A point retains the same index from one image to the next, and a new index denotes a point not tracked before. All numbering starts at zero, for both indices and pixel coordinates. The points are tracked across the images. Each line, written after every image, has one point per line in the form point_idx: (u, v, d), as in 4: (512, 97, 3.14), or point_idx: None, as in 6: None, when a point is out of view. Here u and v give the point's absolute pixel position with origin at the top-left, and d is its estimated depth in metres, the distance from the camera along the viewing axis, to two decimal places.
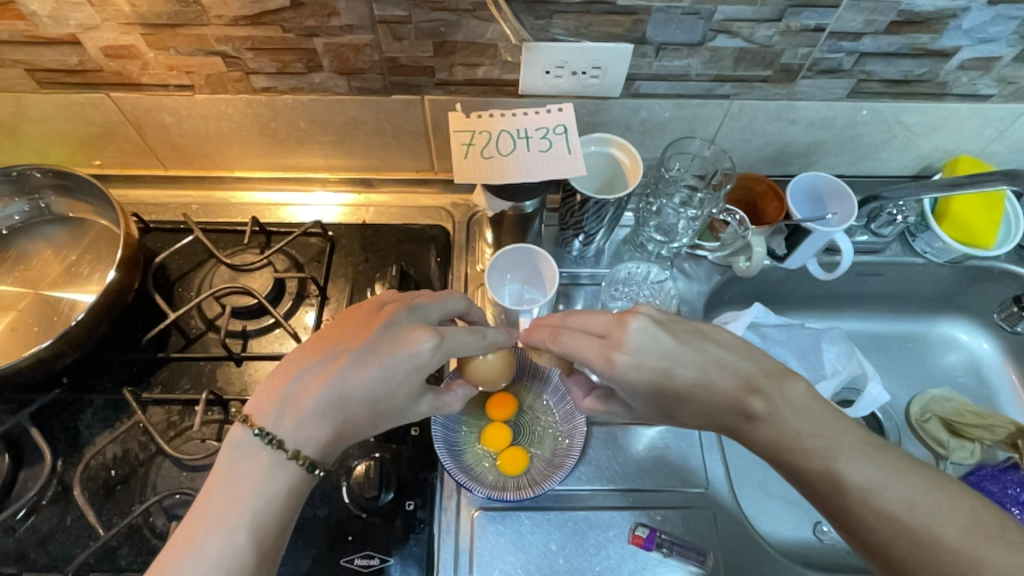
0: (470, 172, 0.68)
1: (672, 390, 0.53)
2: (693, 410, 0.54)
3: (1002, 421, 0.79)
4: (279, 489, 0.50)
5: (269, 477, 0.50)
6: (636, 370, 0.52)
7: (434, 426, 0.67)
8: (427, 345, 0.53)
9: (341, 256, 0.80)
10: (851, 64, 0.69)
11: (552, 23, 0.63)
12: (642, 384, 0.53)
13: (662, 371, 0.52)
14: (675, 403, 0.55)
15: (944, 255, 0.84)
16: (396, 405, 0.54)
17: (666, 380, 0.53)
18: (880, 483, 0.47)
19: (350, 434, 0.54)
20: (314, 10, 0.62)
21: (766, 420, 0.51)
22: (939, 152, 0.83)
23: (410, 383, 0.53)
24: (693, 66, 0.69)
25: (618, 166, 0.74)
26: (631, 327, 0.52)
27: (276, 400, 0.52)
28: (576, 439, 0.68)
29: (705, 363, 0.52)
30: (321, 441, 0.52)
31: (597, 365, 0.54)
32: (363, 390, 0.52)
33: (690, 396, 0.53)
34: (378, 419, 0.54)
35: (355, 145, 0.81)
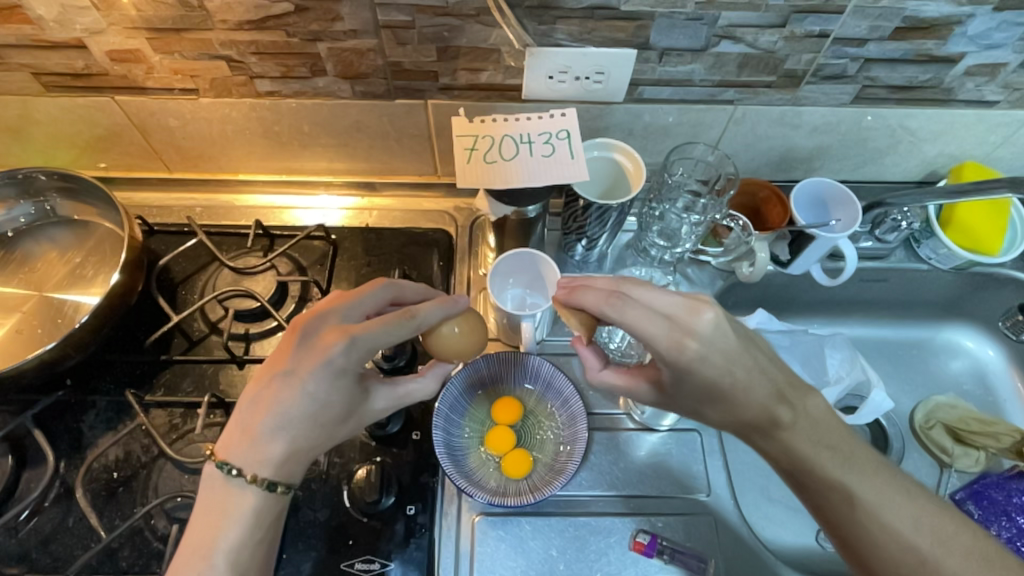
0: (473, 176, 0.68)
1: (722, 386, 0.52)
2: (739, 406, 0.53)
3: (1008, 429, 0.79)
4: (253, 515, 0.53)
5: (239, 503, 0.52)
6: (701, 361, 0.50)
7: (435, 430, 0.67)
8: (340, 349, 0.51)
9: (344, 259, 0.80)
10: (855, 70, 0.69)
11: (555, 28, 0.63)
12: (696, 379, 0.52)
13: (719, 368, 0.51)
14: (710, 398, 0.54)
15: (949, 262, 0.83)
16: (338, 410, 0.53)
17: (717, 376, 0.51)
18: (886, 501, 0.51)
19: (309, 446, 0.54)
20: (319, 15, 0.62)
21: (791, 429, 0.52)
22: (944, 158, 0.83)
23: (339, 389, 0.52)
24: (696, 72, 0.68)
25: (620, 171, 0.74)
26: (700, 322, 0.50)
27: (233, 433, 0.53)
28: (577, 445, 0.68)
29: (750, 362, 0.51)
30: (282, 463, 0.53)
31: (661, 350, 0.51)
32: (297, 408, 0.52)
33: (737, 396, 0.52)
34: (329, 427, 0.54)
35: (359, 148, 0.81)
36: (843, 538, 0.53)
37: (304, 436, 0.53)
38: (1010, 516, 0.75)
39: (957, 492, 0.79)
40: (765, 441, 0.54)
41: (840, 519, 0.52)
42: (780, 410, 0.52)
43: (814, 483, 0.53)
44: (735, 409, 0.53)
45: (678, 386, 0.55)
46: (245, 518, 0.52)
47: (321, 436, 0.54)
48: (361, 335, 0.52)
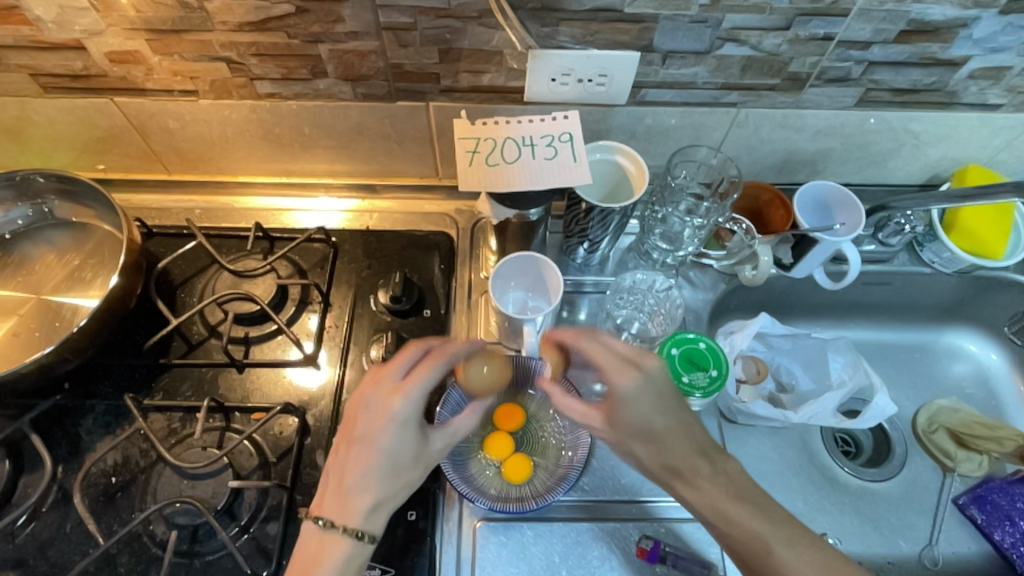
0: (475, 180, 0.67)
1: (652, 428, 0.57)
2: (663, 450, 0.58)
3: (1011, 433, 0.81)
4: (348, 556, 0.54)
5: (333, 547, 0.53)
6: (640, 393, 0.56)
7: None
8: (403, 404, 0.55)
9: (344, 262, 0.80)
10: (859, 73, 0.68)
11: (559, 31, 0.63)
12: (627, 419, 0.57)
13: (643, 414, 0.57)
14: (641, 443, 0.58)
15: (952, 265, 0.83)
16: (409, 457, 0.56)
17: (646, 422, 0.57)
18: (798, 556, 0.53)
19: (391, 499, 0.56)
20: (320, 16, 0.61)
21: (709, 481, 0.57)
22: (947, 161, 0.82)
23: (408, 439, 0.55)
24: (700, 74, 0.68)
25: (623, 173, 0.74)
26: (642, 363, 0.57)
27: (324, 494, 0.56)
28: (580, 451, 0.67)
29: (660, 413, 0.57)
30: (370, 518, 0.55)
31: (612, 377, 0.56)
32: (368, 463, 0.54)
33: (664, 443, 0.57)
34: (406, 475, 0.56)
35: (359, 150, 0.81)
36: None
37: (383, 489, 0.55)
38: (1013, 521, 0.77)
39: (960, 497, 0.82)
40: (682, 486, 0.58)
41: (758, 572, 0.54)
42: (693, 461, 0.57)
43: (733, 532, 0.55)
44: (648, 454, 0.58)
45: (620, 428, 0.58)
46: (343, 562, 0.53)
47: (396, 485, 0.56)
48: (418, 385, 0.55)
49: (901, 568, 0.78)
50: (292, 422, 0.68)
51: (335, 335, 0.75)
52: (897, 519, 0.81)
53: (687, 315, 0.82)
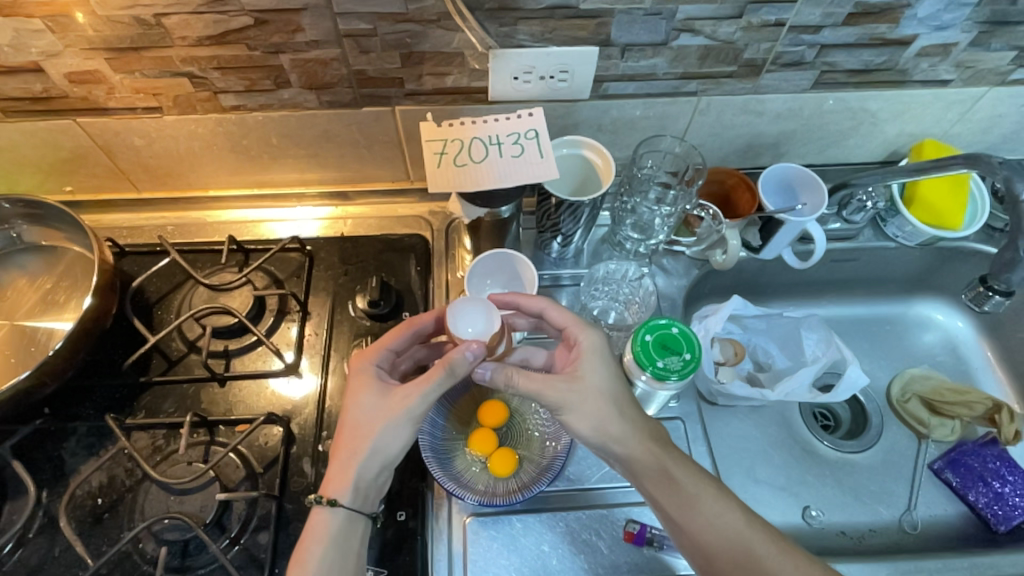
0: (444, 180, 0.68)
1: (595, 388, 0.60)
2: (629, 419, 0.60)
3: (980, 397, 0.85)
4: (332, 526, 0.58)
5: (320, 520, 0.58)
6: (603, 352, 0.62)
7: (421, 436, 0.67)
8: (369, 364, 0.64)
9: (321, 270, 0.80)
10: (812, 56, 0.70)
11: (517, 30, 0.64)
12: (591, 374, 0.61)
13: (601, 377, 0.61)
14: (609, 408, 0.60)
15: (915, 238, 0.84)
16: (372, 410, 0.60)
17: (609, 384, 0.61)
18: (746, 523, 0.58)
19: (352, 460, 0.58)
20: (279, 27, 0.62)
21: (679, 458, 0.60)
22: (905, 137, 0.84)
23: (366, 397, 0.61)
24: (659, 65, 0.69)
25: (591, 166, 0.75)
26: (594, 338, 0.63)
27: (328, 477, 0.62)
28: (563, 441, 0.68)
29: (614, 380, 0.61)
30: (340, 481, 0.58)
31: (580, 337, 0.63)
32: (344, 424, 0.61)
33: (632, 413, 0.61)
34: (367, 434, 0.59)
35: (329, 157, 0.81)
36: (702, 562, 0.58)
37: (350, 446, 0.59)
38: (986, 480, 0.81)
39: (935, 462, 0.85)
40: (647, 459, 0.60)
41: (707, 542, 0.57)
42: (657, 431, 0.62)
43: (686, 509, 0.58)
44: (609, 419, 0.60)
45: (572, 389, 0.60)
46: (329, 531, 0.58)
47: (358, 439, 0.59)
48: (387, 348, 0.66)
49: (883, 535, 0.81)
50: (277, 431, 0.69)
51: (315, 343, 0.75)
52: (877, 488, 0.84)
53: (662, 302, 0.83)
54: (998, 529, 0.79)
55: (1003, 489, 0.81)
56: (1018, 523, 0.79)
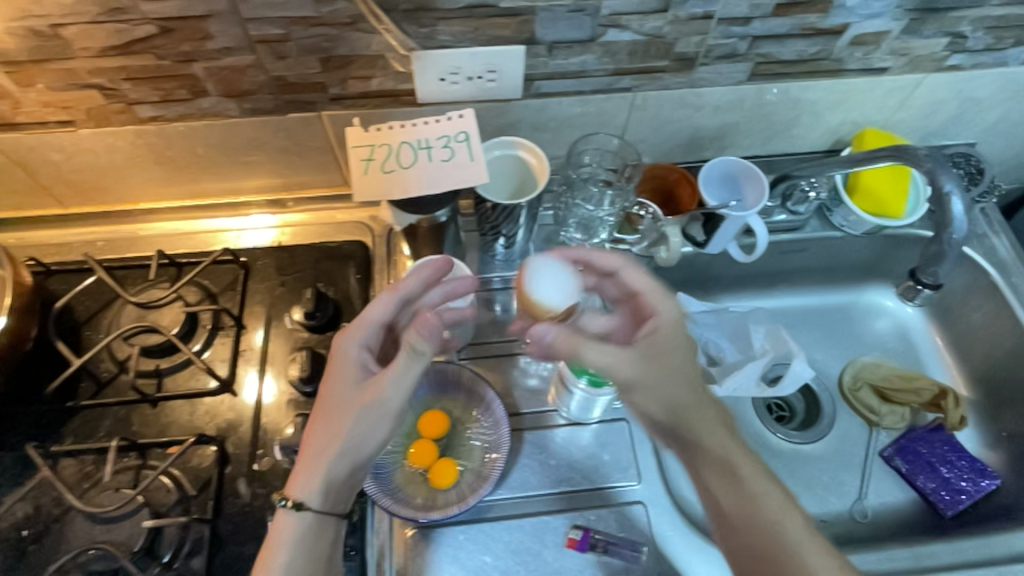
0: (370, 189, 0.66)
1: (681, 368, 0.60)
2: (698, 403, 0.60)
3: (928, 383, 0.85)
4: (303, 527, 0.56)
5: (286, 522, 0.56)
6: (676, 328, 0.61)
7: None
8: (351, 346, 0.61)
9: (257, 282, 0.78)
10: (745, 48, 0.68)
11: (437, 30, 0.62)
12: (666, 351, 0.60)
13: (679, 359, 0.60)
14: (681, 387, 0.60)
15: (860, 228, 0.84)
16: (354, 403, 0.58)
17: (686, 365, 0.60)
18: (793, 521, 0.57)
19: (322, 459, 0.57)
20: (186, 35, 0.59)
21: (745, 449, 0.60)
22: (847, 126, 0.83)
23: (346, 385, 0.59)
24: (589, 62, 0.68)
25: (525, 167, 0.73)
26: (672, 315, 0.62)
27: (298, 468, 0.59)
28: (502, 450, 0.67)
29: (691, 360, 0.61)
30: (309, 481, 0.56)
31: (659, 309, 0.62)
32: (322, 416, 0.59)
33: (702, 397, 0.60)
34: (341, 427, 0.57)
35: (260, 165, 0.78)
36: (751, 557, 0.57)
37: (327, 441, 0.57)
38: (934, 466, 0.82)
39: (886, 449, 0.85)
40: (715, 443, 0.60)
41: (752, 534, 0.57)
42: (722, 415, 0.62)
43: (743, 498, 0.58)
44: (679, 399, 0.59)
45: (661, 364, 0.59)
46: (301, 531, 0.56)
47: (334, 437, 0.57)
48: (371, 322, 0.62)
49: (833, 525, 0.81)
50: (210, 451, 0.67)
51: (251, 358, 0.73)
52: (828, 477, 0.84)
53: None
54: (946, 514, 0.80)
55: (950, 475, 0.81)
56: (963, 507, 0.80)
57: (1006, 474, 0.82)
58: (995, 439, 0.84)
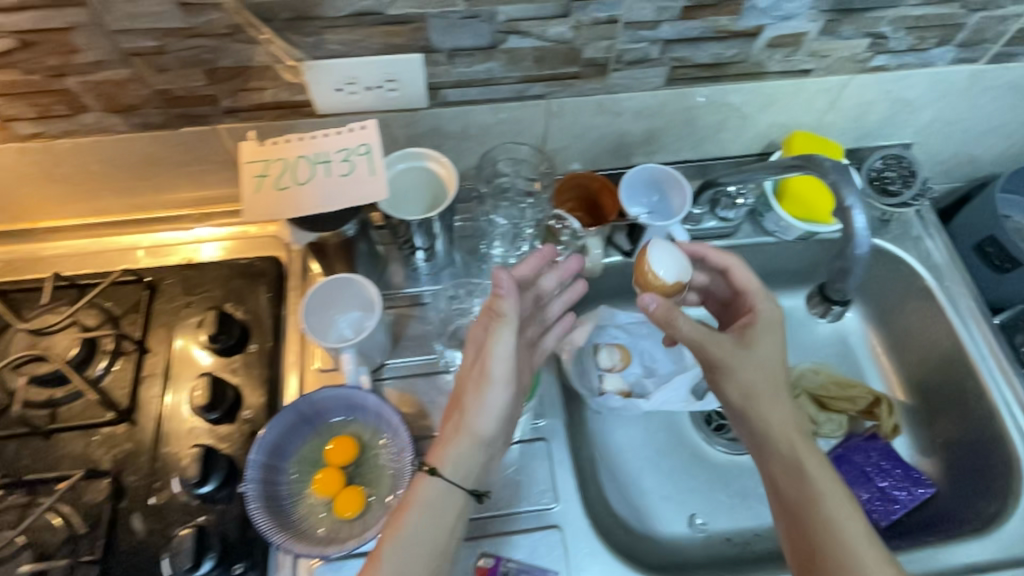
0: (261, 207, 0.63)
1: (770, 362, 0.62)
2: (775, 392, 0.61)
3: (863, 391, 0.84)
4: (443, 498, 0.57)
5: (418, 494, 0.57)
6: (771, 317, 0.64)
7: (245, 487, 0.60)
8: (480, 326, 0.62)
9: (163, 303, 0.75)
10: (658, 53, 0.66)
11: (325, 39, 0.58)
12: (761, 340, 0.62)
13: (771, 348, 0.62)
14: (766, 371, 0.61)
15: (791, 233, 0.82)
16: (500, 374, 0.59)
17: (774, 353, 0.62)
18: (843, 514, 0.56)
19: (466, 426, 0.59)
20: (51, 49, 0.55)
21: (810, 442, 0.60)
22: (777, 129, 0.81)
23: (473, 356, 0.61)
24: (495, 69, 0.65)
25: (435, 178, 0.70)
26: (777, 316, 0.64)
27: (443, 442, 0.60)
28: (403, 478, 0.63)
29: (783, 355, 0.63)
30: (444, 450, 0.58)
31: (755, 300, 0.65)
32: (462, 388, 0.61)
33: (779, 385, 0.61)
34: (472, 395, 0.59)
35: (163, 180, 0.75)
36: (805, 551, 0.56)
37: (466, 413, 0.59)
38: (869, 477, 0.80)
39: (824, 459, 0.82)
40: (780, 435, 0.60)
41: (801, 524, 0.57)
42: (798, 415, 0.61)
43: (803, 487, 0.58)
44: (758, 386, 0.61)
45: (744, 356, 0.61)
46: (429, 506, 0.56)
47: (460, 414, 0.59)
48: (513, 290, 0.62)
49: (768, 539, 0.79)
50: (103, 486, 0.64)
51: (153, 384, 0.70)
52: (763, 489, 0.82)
53: None
54: (879, 525, 0.78)
55: (887, 486, 0.79)
56: (896, 517, 0.78)
57: (940, 482, 0.81)
58: (931, 446, 0.83)
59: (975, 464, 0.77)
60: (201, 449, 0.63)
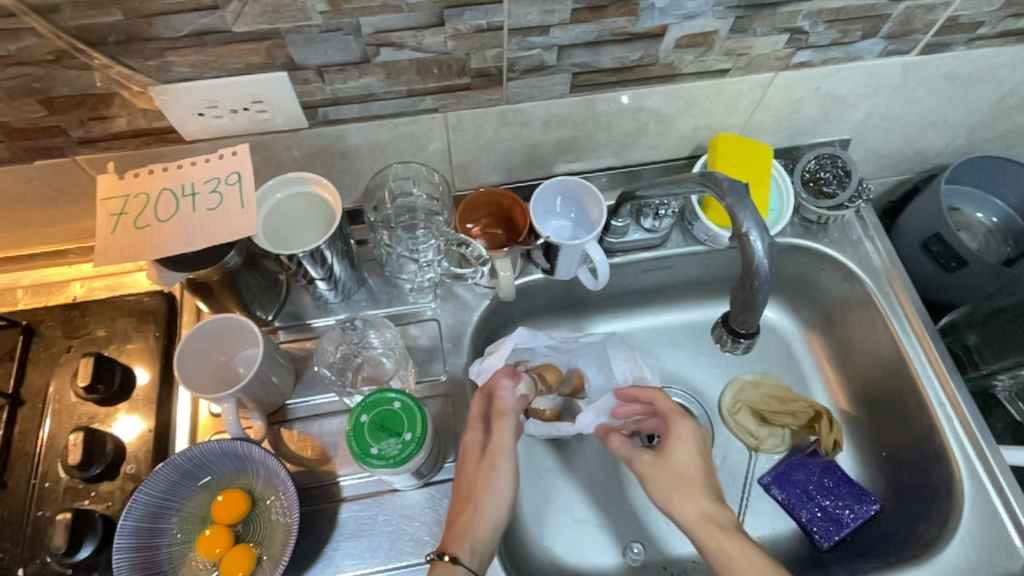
0: (120, 248, 0.57)
1: (684, 474, 0.61)
2: (692, 497, 0.60)
3: (804, 405, 0.79)
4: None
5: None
6: (682, 433, 0.63)
7: (116, 558, 0.56)
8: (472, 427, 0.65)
9: (40, 348, 0.68)
10: (554, 59, 0.60)
11: (170, 61, 0.52)
12: (673, 457, 0.62)
13: (687, 460, 0.61)
14: (677, 487, 0.60)
15: (721, 242, 0.77)
16: (508, 467, 0.62)
17: (683, 463, 0.61)
18: None
19: (473, 513, 0.60)
20: None
21: (733, 534, 0.57)
22: (703, 131, 0.75)
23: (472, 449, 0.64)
24: (374, 85, 0.59)
25: (318, 204, 0.64)
26: (690, 425, 0.63)
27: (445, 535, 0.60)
28: (289, 540, 0.57)
29: (700, 464, 0.61)
30: (458, 538, 0.58)
31: (666, 412, 0.65)
32: (467, 483, 0.62)
33: (693, 489, 0.60)
34: (482, 483, 0.61)
35: (33, 214, 0.69)
36: None
37: (478, 504, 0.60)
38: (810, 496, 0.76)
39: (764, 476, 0.79)
40: (705, 537, 0.57)
41: None
42: (721, 514, 0.58)
43: None
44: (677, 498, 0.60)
45: (659, 474, 0.62)
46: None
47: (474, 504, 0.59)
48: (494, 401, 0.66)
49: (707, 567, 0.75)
50: None
51: (27, 440, 0.65)
52: None
53: (445, 342, 0.73)
54: (822, 546, 0.74)
55: (827, 507, 0.75)
56: (839, 538, 0.74)
57: (884, 498, 0.77)
58: (875, 460, 0.79)
59: (919, 482, 0.73)
60: (70, 514, 0.58)
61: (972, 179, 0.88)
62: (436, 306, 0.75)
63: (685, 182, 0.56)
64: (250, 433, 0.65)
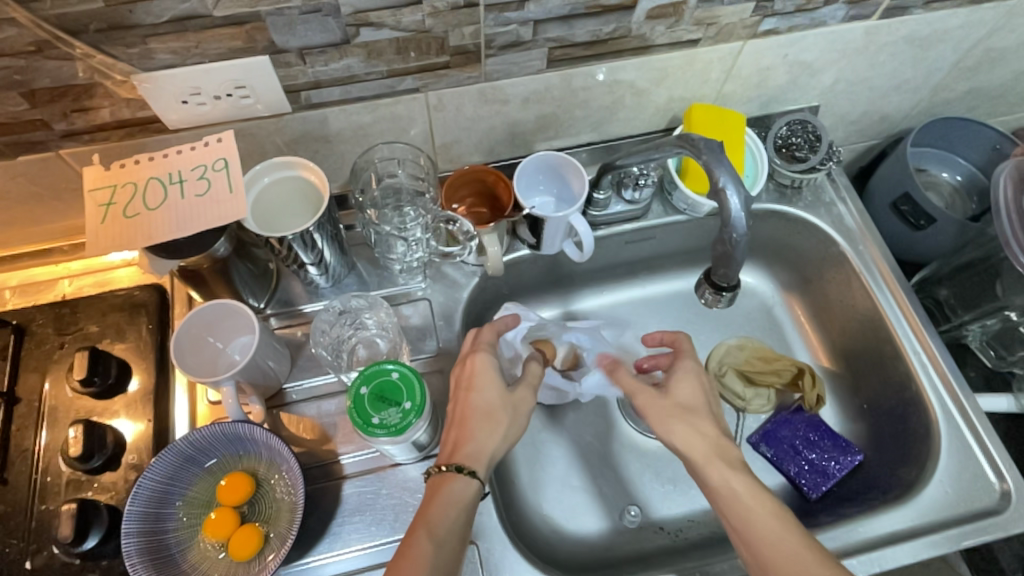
0: (111, 238, 0.58)
1: (687, 406, 0.61)
2: (695, 425, 0.60)
3: (786, 364, 0.82)
4: (471, 499, 0.56)
5: (450, 488, 0.55)
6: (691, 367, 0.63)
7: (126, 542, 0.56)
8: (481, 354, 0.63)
9: (32, 346, 0.68)
10: (530, 34, 0.61)
11: (152, 49, 0.53)
12: (680, 391, 0.62)
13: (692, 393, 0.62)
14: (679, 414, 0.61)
15: (700, 210, 0.79)
16: (527, 396, 0.63)
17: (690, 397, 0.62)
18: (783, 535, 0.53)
19: (491, 429, 0.59)
20: None
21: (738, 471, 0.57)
22: (677, 102, 0.78)
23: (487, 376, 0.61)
24: (355, 66, 0.60)
25: (306, 187, 0.65)
26: (695, 364, 0.64)
27: (449, 450, 0.58)
28: (296, 517, 0.58)
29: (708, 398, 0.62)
30: (472, 454, 0.57)
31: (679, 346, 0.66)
32: (467, 407, 0.60)
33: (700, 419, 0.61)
34: (496, 412, 0.60)
35: (18, 212, 0.69)
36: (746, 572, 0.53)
37: (493, 427, 0.59)
38: (798, 451, 0.78)
39: (752, 435, 0.81)
40: (710, 473, 0.57)
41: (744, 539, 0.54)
42: (729, 449, 0.59)
43: (732, 514, 0.55)
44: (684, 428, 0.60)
45: (659, 402, 0.62)
46: (460, 503, 0.55)
47: (486, 419, 0.59)
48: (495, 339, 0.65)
49: (704, 525, 0.77)
50: None
51: (25, 437, 0.65)
52: None
53: (437, 320, 0.75)
54: (810, 498, 0.77)
55: (814, 460, 0.78)
56: (826, 489, 0.77)
57: (866, 448, 0.80)
58: (857, 412, 0.82)
59: (896, 428, 0.77)
60: (75, 505, 0.58)
61: (936, 140, 0.92)
62: (426, 286, 0.76)
63: (662, 146, 0.58)
64: (252, 417, 0.66)
